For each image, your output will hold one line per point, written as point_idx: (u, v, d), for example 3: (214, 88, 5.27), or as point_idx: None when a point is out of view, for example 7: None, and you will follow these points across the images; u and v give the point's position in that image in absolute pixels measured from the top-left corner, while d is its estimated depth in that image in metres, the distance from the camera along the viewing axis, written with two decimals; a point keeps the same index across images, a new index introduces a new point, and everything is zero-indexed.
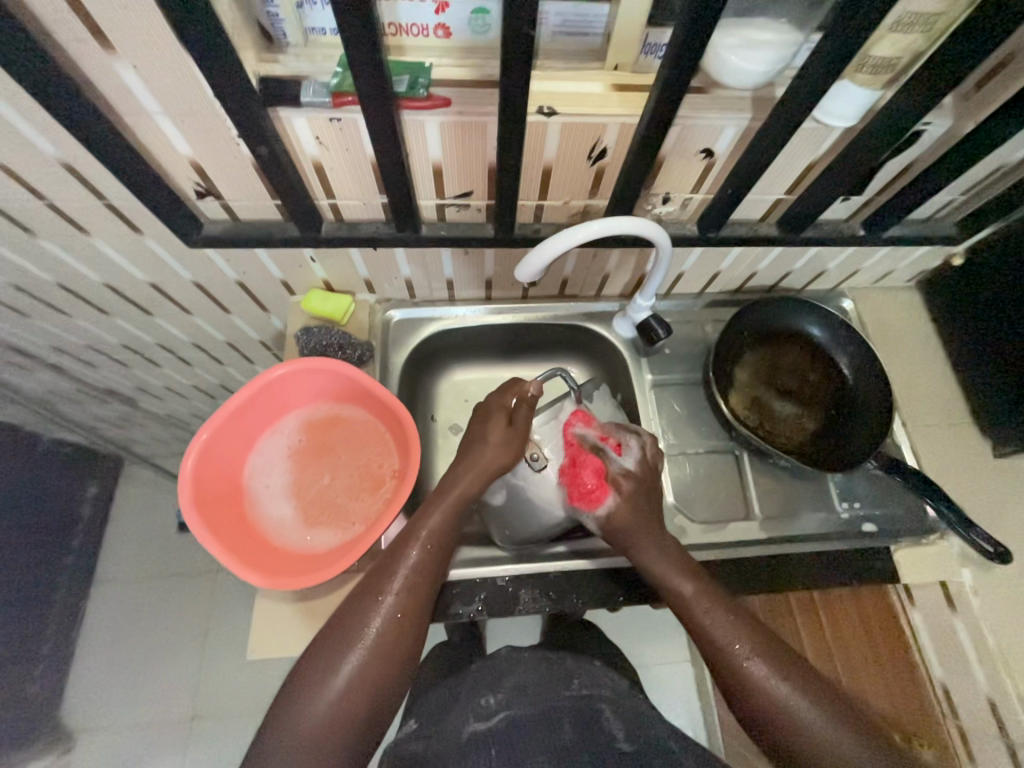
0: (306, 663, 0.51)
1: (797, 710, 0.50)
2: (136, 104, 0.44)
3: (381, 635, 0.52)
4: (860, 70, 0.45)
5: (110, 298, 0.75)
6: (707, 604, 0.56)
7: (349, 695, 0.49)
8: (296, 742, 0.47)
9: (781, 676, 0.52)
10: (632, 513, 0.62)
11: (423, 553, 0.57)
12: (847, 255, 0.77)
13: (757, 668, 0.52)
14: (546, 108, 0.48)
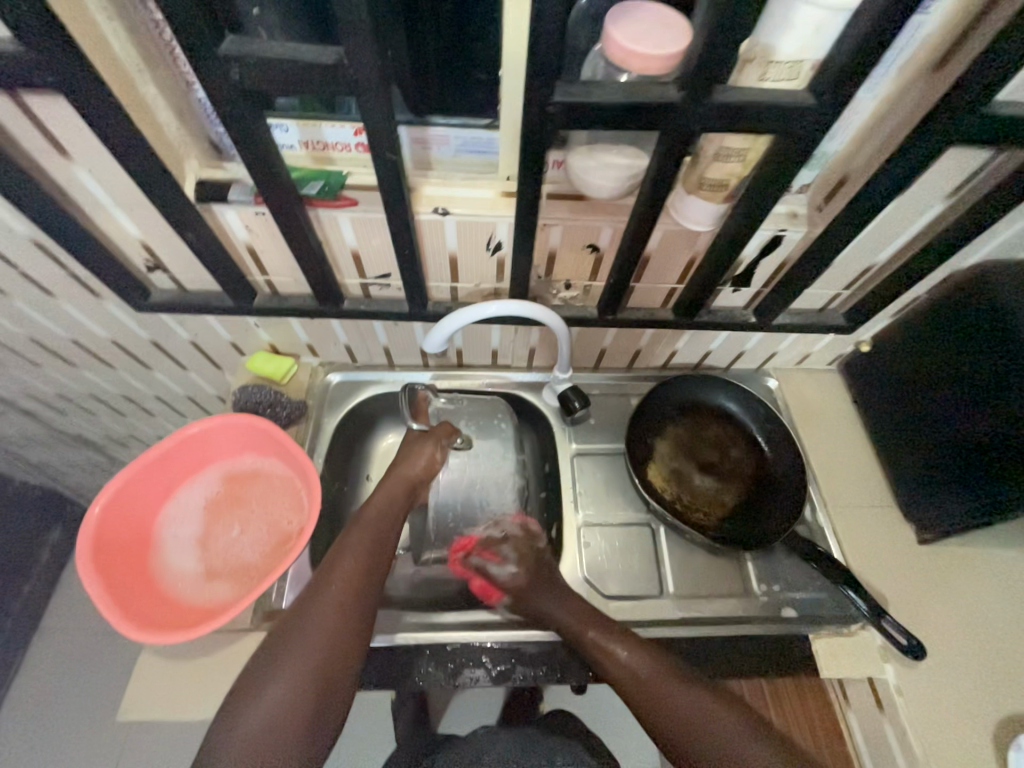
0: (234, 699, 0.50)
1: (722, 733, 0.52)
2: (92, 197, 0.53)
3: (307, 656, 0.52)
4: (700, 187, 0.52)
5: (77, 352, 0.82)
6: (616, 635, 0.61)
7: (280, 722, 0.48)
8: (241, 748, 0.47)
9: (704, 704, 0.54)
10: (526, 580, 0.68)
11: (358, 563, 0.59)
12: (760, 337, 0.82)
13: (666, 691, 0.56)
14: (441, 209, 0.57)
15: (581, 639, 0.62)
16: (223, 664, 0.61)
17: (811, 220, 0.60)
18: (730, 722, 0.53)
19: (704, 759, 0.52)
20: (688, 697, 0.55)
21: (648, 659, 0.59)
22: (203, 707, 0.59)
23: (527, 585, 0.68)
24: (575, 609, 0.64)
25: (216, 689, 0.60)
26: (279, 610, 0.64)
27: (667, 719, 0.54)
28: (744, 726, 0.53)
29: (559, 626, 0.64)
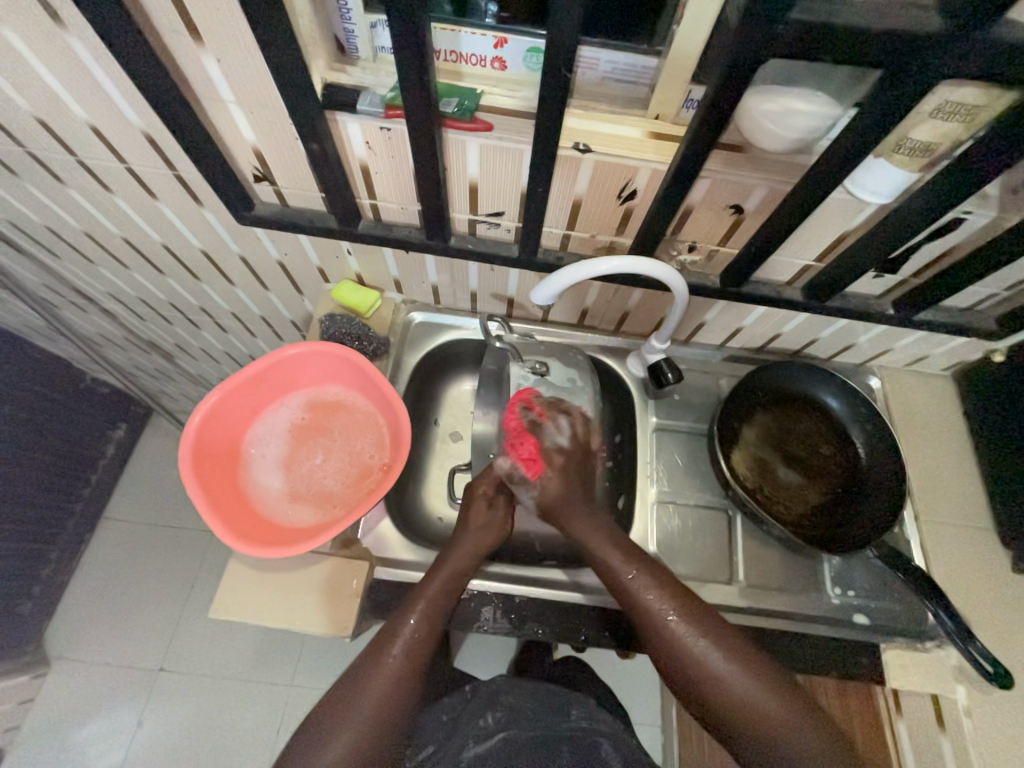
0: (349, 678, 0.56)
1: (756, 703, 0.52)
2: (214, 90, 0.49)
3: (414, 638, 0.57)
4: (897, 150, 0.45)
5: (165, 258, 0.82)
6: (654, 578, 0.59)
7: (393, 702, 0.55)
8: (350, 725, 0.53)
9: (739, 670, 0.54)
10: (563, 489, 0.65)
11: (457, 572, 0.63)
12: (878, 331, 0.75)
13: (727, 674, 0.53)
14: (581, 144, 0.51)
15: (619, 576, 0.60)
16: (305, 580, 0.64)
17: (1002, 205, 0.51)
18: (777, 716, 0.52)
19: (733, 721, 0.53)
20: (722, 659, 0.54)
21: (685, 618, 0.56)
22: (286, 616, 0.62)
23: (564, 491, 0.65)
24: (618, 540, 0.62)
25: (298, 602, 0.63)
26: (355, 541, 0.68)
27: (715, 693, 0.53)
28: (794, 714, 0.52)
29: (603, 562, 0.61)
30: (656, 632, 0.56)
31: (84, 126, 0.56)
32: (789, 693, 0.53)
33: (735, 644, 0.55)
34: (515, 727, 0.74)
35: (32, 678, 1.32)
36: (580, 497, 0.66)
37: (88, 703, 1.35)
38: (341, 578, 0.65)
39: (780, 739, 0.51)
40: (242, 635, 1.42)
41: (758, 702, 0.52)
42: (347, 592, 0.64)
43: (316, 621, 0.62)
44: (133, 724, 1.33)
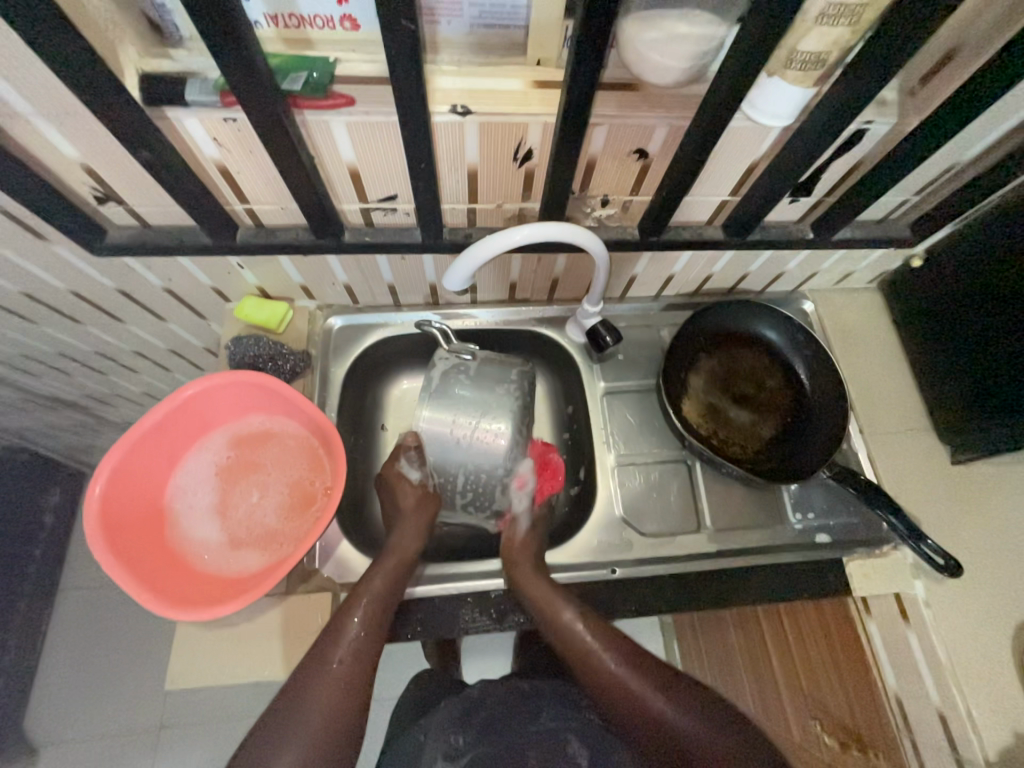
0: (291, 685, 0.52)
1: (667, 731, 0.51)
2: (2, 103, 0.41)
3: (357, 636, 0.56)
4: (788, 65, 0.42)
5: (32, 307, 0.71)
6: (554, 594, 0.61)
7: (340, 703, 0.51)
8: (294, 731, 0.49)
9: (650, 692, 0.53)
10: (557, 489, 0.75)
11: (387, 572, 0.61)
12: (803, 257, 0.75)
13: (640, 694, 0.53)
14: (460, 106, 0.45)
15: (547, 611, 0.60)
16: (266, 627, 0.60)
17: (902, 110, 0.50)
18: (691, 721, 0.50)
19: (663, 747, 0.51)
20: (637, 687, 0.54)
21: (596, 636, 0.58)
22: (252, 668, 0.58)
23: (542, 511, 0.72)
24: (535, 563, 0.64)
25: (262, 652, 0.59)
26: (314, 572, 0.64)
27: (647, 732, 0.52)
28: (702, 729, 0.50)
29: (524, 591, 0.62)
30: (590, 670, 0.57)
31: None
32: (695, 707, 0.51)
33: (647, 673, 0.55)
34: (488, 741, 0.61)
35: None
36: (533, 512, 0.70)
37: None
38: (305, 615, 0.61)
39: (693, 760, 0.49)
40: None
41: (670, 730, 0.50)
42: (314, 629, 0.61)
43: (285, 666, 0.59)
44: None
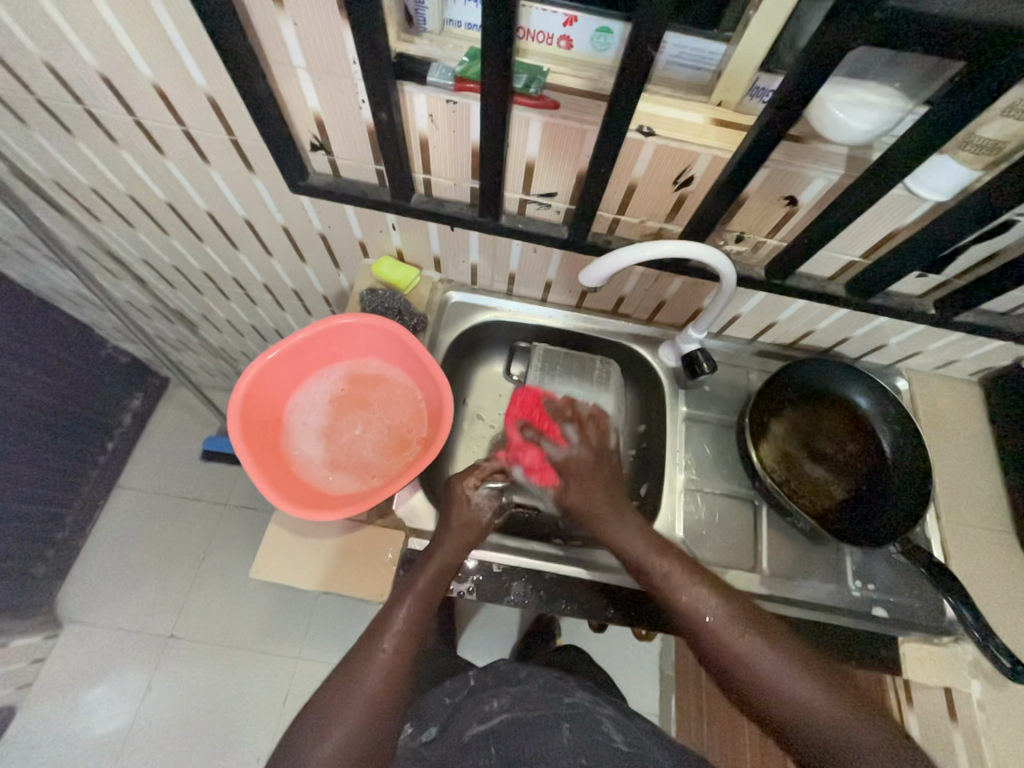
0: (361, 636, 0.59)
1: (803, 703, 0.53)
2: (286, 55, 0.50)
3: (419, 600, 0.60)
4: (962, 147, 0.46)
5: (206, 226, 0.82)
6: (694, 591, 0.60)
7: (400, 656, 0.58)
8: (358, 677, 0.56)
9: (793, 674, 0.54)
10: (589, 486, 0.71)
11: (454, 544, 0.63)
12: (912, 333, 0.76)
13: (782, 679, 0.54)
14: (645, 127, 0.51)
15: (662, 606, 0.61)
16: (343, 547, 0.67)
17: None
18: (865, 738, 0.51)
19: (784, 723, 0.54)
20: (774, 659, 0.55)
21: (727, 617, 0.58)
22: (324, 579, 0.65)
23: (588, 500, 0.69)
24: (646, 534, 0.65)
25: (335, 567, 0.66)
26: (391, 511, 0.70)
27: (778, 704, 0.54)
28: (847, 719, 0.52)
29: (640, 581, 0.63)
30: (715, 637, 0.57)
31: (147, 85, 0.56)
32: (837, 694, 0.54)
33: (782, 640, 0.57)
34: (522, 708, 0.66)
35: (44, 638, 1.34)
36: (604, 486, 0.70)
37: (98, 665, 1.37)
38: (380, 548, 0.67)
39: (830, 737, 0.52)
40: (250, 607, 1.44)
41: (812, 708, 0.53)
42: (384, 560, 0.67)
43: (351, 585, 0.65)
44: (141, 687, 1.35)
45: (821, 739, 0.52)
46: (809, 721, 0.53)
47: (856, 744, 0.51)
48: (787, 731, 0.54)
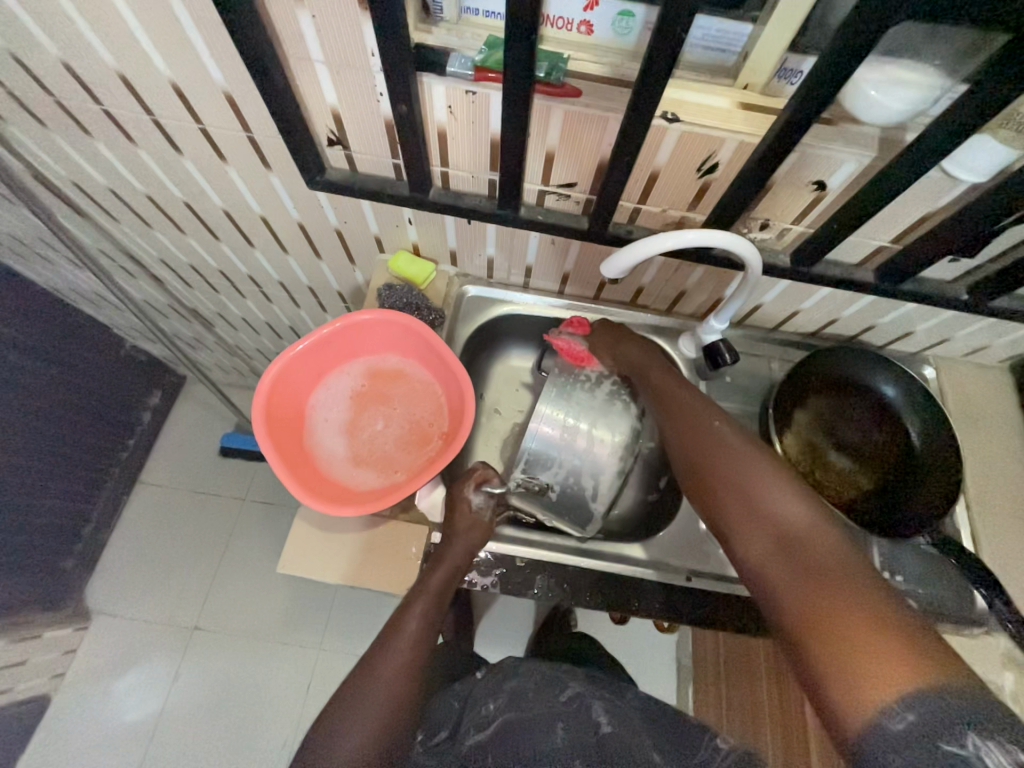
0: (381, 639, 0.60)
1: (782, 508, 0.52)
2: (304, 49, 0.49)
3: (433, 601, 0.62)
4: (1002, 126, 0.45)
5: (222, 223, 0.82)
6: (704, 414, 0.64)
7: (414, 656, 0.59)
8: (376, 676, 0.57)
9: (777, 483, 0.54)
10: (605, 333, 0.78)
11: (462, 546, 0.65)
12: (942, 319, 0.73)
13: (764, 484, 0.55)
14: (671, 113, 0.50)
15: (672, 417, 0.66)
16: (366, 542, 0.68)
17: None
18: (836, 556, 0.47)
19: (747, 519, 0.53)
20: (763, 472, 0.56)
21: (727, 435, 0.60)
22: (350, 573, 0.66)
23: (609, 343, 0.77)
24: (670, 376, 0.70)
25: (361, 562, 0.67)
26: (412, 506, 0.71)
27: (748, 503, 0.54)
28: (817, 532, 0.50)
29: (657, 402, 0.69)
30: (715, 439, 0.60)
31: (165, 83, 0.56)
32: (819, 515, 0.51)
33: (776, 463, 0.57)
34: (516, 709, 0.66)
35: (74, 631, 1.38)
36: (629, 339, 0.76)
37: (125, 657, 1.41)
38: (403, 542, 0.68)
39: (796, 537, 0.50)
40: (270, 600, 1.47)
41: (784, 513, 0.52)
42: (409, 553, 0.67)
43: (379, 578, 0.66)
44: (168, 678, 1.39)
45: (784, 541, 0.50)
46: (777, 523, 0.51)
47: (816, 553, 0.48)
48: (753, 523, 0.53)
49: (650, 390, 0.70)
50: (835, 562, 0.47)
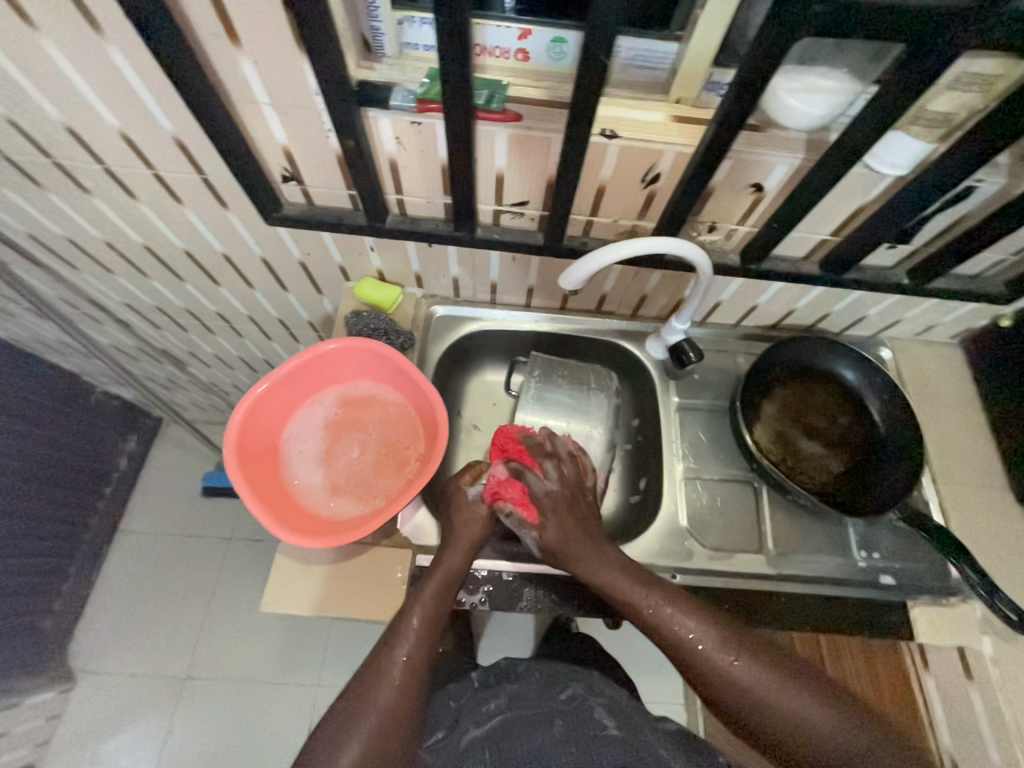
0: (378, 650, 0.58)
1: (814, 735, 0.53)
2: (248, 92, 0.51)
3: (432, 608, 0.60)
4: (915, 122, 0.48)
5: (184, 264, 0.82)
6: (680, 610, 0.59)
7: (415, 666, 0.57)
8: (375, 688, 0.55)
9: (780, 684, 0.55)
10: (562, 532, 0.64)
11: (460, 551, 0.64)
12: (891, 302, 0.77)
13: (774, 693, 0.54)
14: (609, 130, 0.52)
15: (647, 621, 0.60)
16: (350, 570, 0.67)
17: (1014, 173, 0.53)
18: (862, 739, 0.52)
19: (772, 730, 0.54)
20: (762, 676, 0.55)
21: (708, 640, 0.57)
22: (335, 605, 0.65)
23: (564, 539, 0.64)
24: (627, 570, 0.63)
25: (346, 591, 0.66)
26: (395, 530, 0.70)
27: (764, 716, 0.54)
28: (841, 720, 0.53)
29: (616, 596, 0.62)
30: (711, 668, 0.56)
31: (113, 132, 0.57)
32: (835, 706, 0.54)
33: (757, 645, 0.57)
34: (515, 708, 0.67)
35: (58, 694, 1.32)
36: (580, 520, 0.66)
37: (114, 716, 1.35)
38: (387, 566, 0.68)
39: (829, 749, 0.52)
40: (264, 641, 1.43)
41: (813, 725, 0.53)
42: (393, 578, 0.67)
43: (365, 606, 0.65)
44: (162, 733, 1.33)
45: (822, 752, 0.52)
46: (802, 733, 0.53)
47: (848, 739, 0.52)
48: (783, 754, 0.53)
49: (606, 587, 0.62)
50: (867, 750, 0.52)
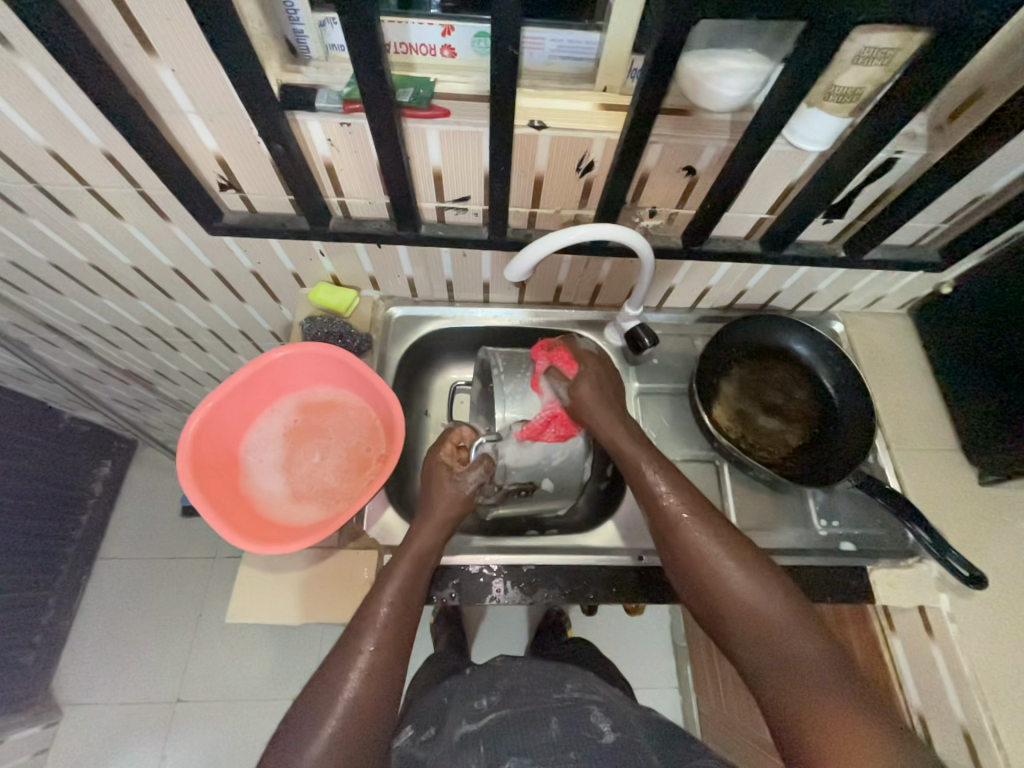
0: (348, 633, 0.58)
1: (791, 651, 0.52)
2: (173, 102, 0.50)
3: (403, 588, 0.60)
4: (827, 98, 0.49)
5: (135, 281, 0.81)
6: (695, 510, 0.61)
7: (384, 646, 0.56)
8: (344, 673, 0.54)
9: (766, 595, 0.55)
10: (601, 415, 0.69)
11: (436, 524, 0.65)
12: (836, 276, 0.79)
13: (760, 602, 0.55)
14: (536, 121, 0.53)
15: (663, 513, 0.62)
16: (318, 576, 0.67)
17: (931, 143, 0.55)
18: (828, 671, 0.51)
19: (743, 633, 0.55)
20: (749, 583, 0.56)
21: (718, 540, 0.59)
22: (303, 611, 0.65)
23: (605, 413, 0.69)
24: (652, 453, 0.66)
25: (314, 597, 0.66)
26: (363, 533, 0.71)
27: (745, 618, 0.55)
28: (814, 645, 0.52)
29: (645, 491, 0.64)
30: (710, 573, 0.58)
31: (41, 150, 0.56)
32: (815, 632, 0.53)
33: (757, 562, 0.58)
34: (510, 705, 0.67)
35: (45, 728, 1.29)
36: (614, 419, 0.69)
37: (105, 745, 1.33)
38: (355, 569, 0.67)
39: (801, 672, 0.51)
40: (254, 658, 1.42)
41: (790, 644, 0.53)
42: (361, 581, 0.67)
43: (333, 610, 0.65)
44: (155, 757, 1.31)
45: (787, 671, 0.52)
46: (773, 640, 0.53)
47: (816, 667, 0.51)
48: (750, 661, 0.54)
49: (640, 483, 0.65)
50: (838, 681, 0.50)
